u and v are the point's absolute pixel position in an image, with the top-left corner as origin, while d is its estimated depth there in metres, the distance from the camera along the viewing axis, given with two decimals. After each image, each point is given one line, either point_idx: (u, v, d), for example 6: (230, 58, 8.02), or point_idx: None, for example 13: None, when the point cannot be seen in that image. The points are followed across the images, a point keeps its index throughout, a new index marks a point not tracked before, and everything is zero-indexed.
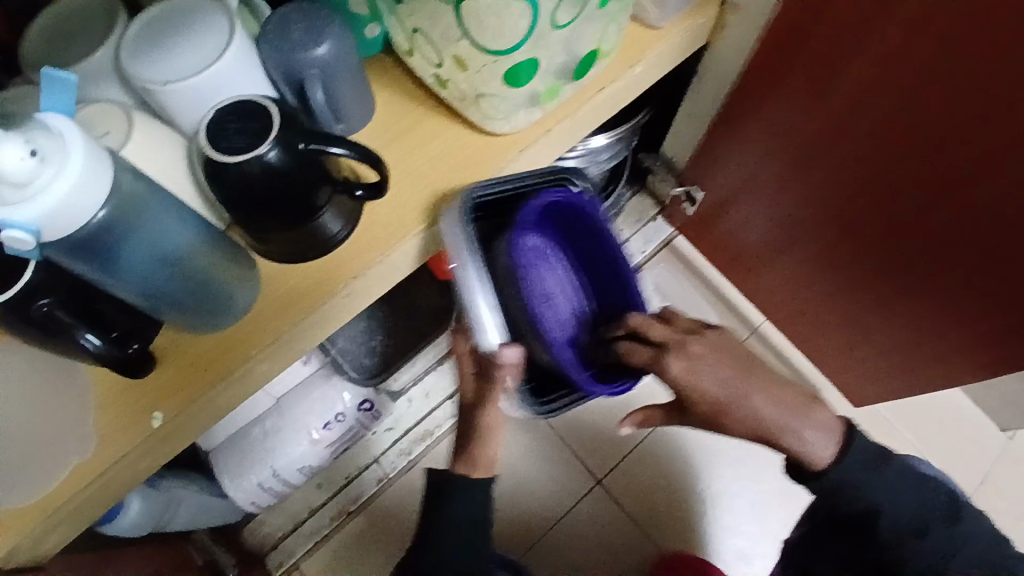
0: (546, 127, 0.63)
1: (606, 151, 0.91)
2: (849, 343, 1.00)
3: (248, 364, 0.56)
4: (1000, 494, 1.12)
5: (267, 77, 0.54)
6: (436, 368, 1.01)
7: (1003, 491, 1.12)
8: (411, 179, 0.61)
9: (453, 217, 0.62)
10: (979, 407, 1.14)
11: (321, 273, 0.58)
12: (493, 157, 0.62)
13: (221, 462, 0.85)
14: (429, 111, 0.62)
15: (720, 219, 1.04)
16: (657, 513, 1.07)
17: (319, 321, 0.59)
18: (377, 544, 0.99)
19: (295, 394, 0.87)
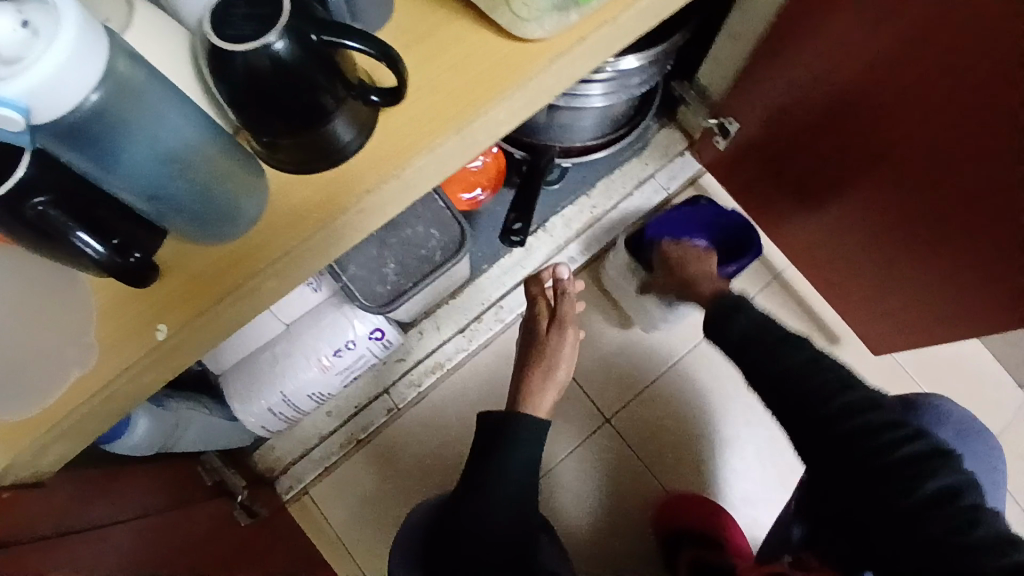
0: (583, 34, 0.57)
1: (637, 74, 0.85)
2: (878, 293, 0.96)
3: (258, 278, 0.53)
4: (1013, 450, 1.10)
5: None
6: (449, 302, 0.99)
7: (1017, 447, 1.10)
8: (431, 85, 0.56)
9: (477, 133, 0.57)
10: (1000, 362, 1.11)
11: (333, 187, 0.54)
12: (520, 65, 0.57)
13: (230, 386, 0.86)
14: (453, 10, 0.57)
15: (752, 157, 0.98)
16: (666, 454, 1.07)
17: (329, 239, 0.55)
18: (385, 472, 0.99)
19: (307, 320, 0.86)
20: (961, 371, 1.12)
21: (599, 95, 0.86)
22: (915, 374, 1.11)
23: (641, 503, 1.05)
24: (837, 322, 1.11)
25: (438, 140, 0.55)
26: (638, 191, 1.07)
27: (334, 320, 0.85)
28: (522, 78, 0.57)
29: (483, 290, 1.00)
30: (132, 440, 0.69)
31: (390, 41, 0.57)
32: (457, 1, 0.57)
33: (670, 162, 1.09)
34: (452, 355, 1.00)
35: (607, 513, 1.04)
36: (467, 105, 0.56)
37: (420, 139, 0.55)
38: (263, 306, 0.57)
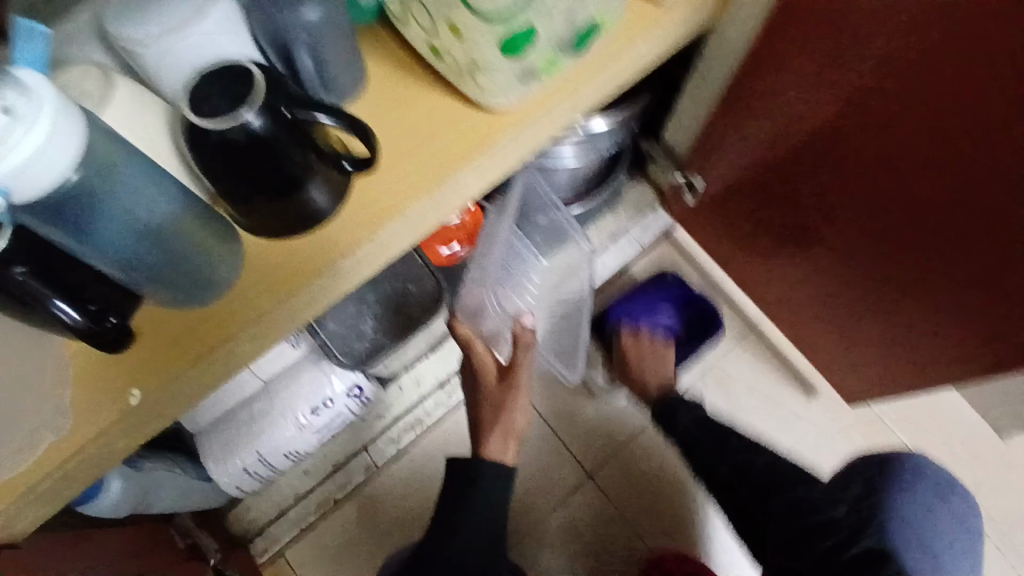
0: (544, 106, 0.61)
1: (606, 138, 0.92)
2: (846, 341, 0.98)
3: (232, 340, 0.54)
4: (996, 494, 1.10)
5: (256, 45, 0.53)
6: (428, 356, 0.99)
7: (999, 491, 1.10)
8: (401, 152, 0.59)
9: (445, 198, 0.60)
10: (974, 405, 1.13)
11: (307, 250, 0.56)
12: (485, 134, 0.60)
13: (206, 446, 0.86)
14: (421, 83, 0.61)
15: (720, 211, 1.02)
16: (648, 507, 1.06)
17: (303, 301, 0.57)
18: (365, 532, 0.97)
19: (285, 377, 0.87)
20: (938, 415, 1.13)
21: (567, 152, 0.92)
22: (891, 420, 1.13)
23: (626, 556, 1.04)
24: (813, 371, 1.13)
25: (408, 206, 0.58)
26: (612, 245, 1.12)
27: (310, 377, 0.86)
28: (488, 147, 0.60)
29: None
30: (103, 504, 0.69)
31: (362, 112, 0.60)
32: (426, 75, 0.61)
33: (643, 217, 1.13)
34: (431, 410, 1.00)
35: (592, 570, 1.03)
36: (437, 172, 0.59)
37: (391, 204, 0.58)
38: (238, 368, 0.58)
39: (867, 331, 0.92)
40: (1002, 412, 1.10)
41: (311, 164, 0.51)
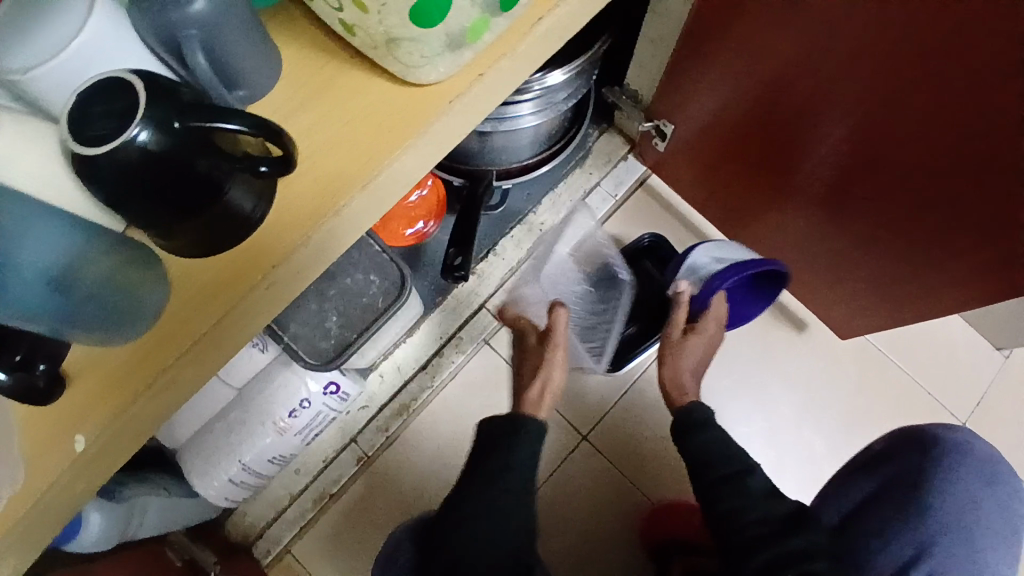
0: (481, 72, 0.55)
1: (562, 89, 0.83)
2: (837, 279, 0.95)
3: (171, 370, 0.50)
4: (1001, 417, 1.09)
5: (148, 48, 0.47)
6: (407, 340, 0.96)
7: (1005, 413, 1.09)
8: (329, 144, 0.53)
9: (383, 188, 0.55)
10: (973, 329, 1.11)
11: (239, 263, 0.52)
12: (419, 112, 0.55)
13: (189, 461, 0.84)
14: (344, 63, 0.55)
15: (695, 156, 0.96)
16: (646, 463, 1.05)
17: (244, 317, 0.53)
18: (365, 523, 0.96)
19: (257, 384, 0.84)
20: (936, 342, 1.11)
21: (527, 112, 0.83)
22: (890, 352, 1.10)
23: (628, 515, 1.04)
24: (801, 307, 1.11)
25: (343, 203, 0.53)
26: (586, 201, 1.05)
27: (284, 381, 0.83)
28: (425, 125, 0.55)
29: (441, 323, 0.98)
30: (86, 538, 0.66)
31: (282, 102, 0.54)
32: (349, 53, 0.56)
33: (614, 168, 1.07)
34: (417, 394, 0.97)
35: (598, 532, 1.03)
36: (369, 160, 0.53)
37: (323, 201, 0.52)
38: (186, 394, 0.54)
39: (856, 265, 0.88)
40: (1001, 330, 1.08)
41: (220, 171, 0.46)
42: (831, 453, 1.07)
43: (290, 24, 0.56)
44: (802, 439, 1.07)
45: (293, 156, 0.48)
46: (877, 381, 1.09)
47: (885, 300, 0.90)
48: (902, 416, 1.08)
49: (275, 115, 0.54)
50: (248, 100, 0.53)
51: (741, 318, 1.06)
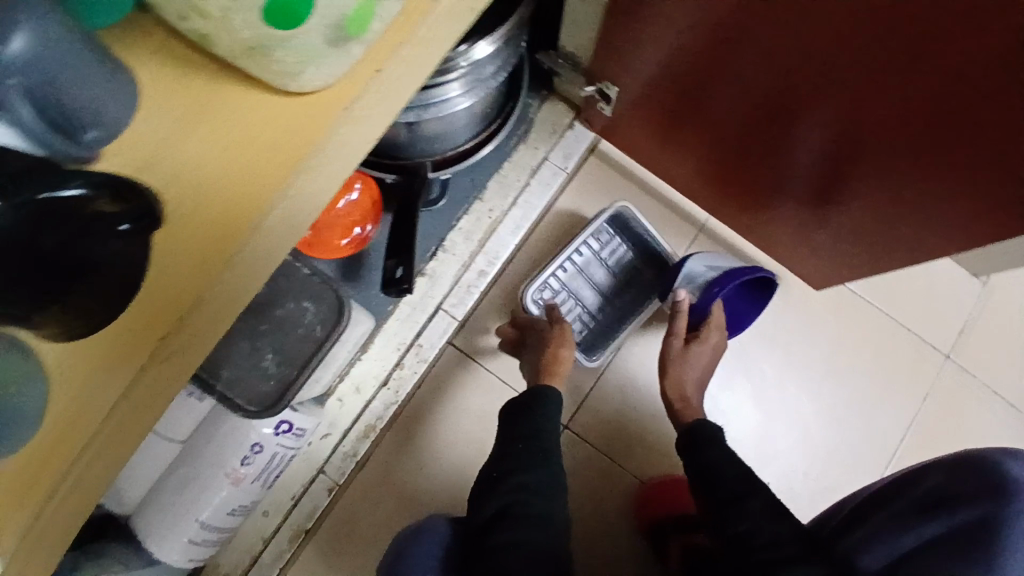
0: (378, 65, 0.46)
1: (490, 61, 0.73)
2: (806, 231, 0.91)
3: (71, 476, 0.43)
4: (979, 344, 1.09)
5: None
6: (363, 357, 0.90)
7: (982, 341, 1.09)
8: (207, 179, 0.44)
9: (284, 223, 0.46)
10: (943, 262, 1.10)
11: (125, 339, 0.43)
12: (309, 123, 0.45)
13: (143, 527, 0.77)
14: (212, 78, 0.46)
15: (646, 117, 0.90)
16: (632, 444, 1.01)
17: (145, 398, 0.45)
18: (347, 555, 0.90)
19: (202, 435, 0.76)
20: (909, 279, 1.10)
21: (456, 93, 0.73)
22: (865, 296, 1.09)
23: (621, 499, 1.00)
24: (771, 260, 1.07)
25: (236, 247, 0.44)
26: (535, 178, 0.99)
27: (230, 429, 0.75)
28: (319, 140, 0.45)
29: (397, 333, 0.92)
30: None
31: (145, 136, 0.45)
32: (221, 67, 0.46)
33: (560, 139, 1.01)
34: (382, 413, 0.92)
35: (595, 522, 0.99)
36: (258, 194, 0.44)
37: (213, 252, 0.44)
38: (103, 492, 0.47)
39: (827, 214, 0.83)
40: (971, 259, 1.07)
41: (74, 244, 0.39)
42: (815, 403, 1.06)
43: (144, 39, 0.47)
44: (786, 393, 1.06)
45: (160, 215, 0.43)
46: (853, 325, 1.08)
47: (860, 247, 0.86)
48: (881, 356, 1.08)
49: (139, 153, 0.44)
50: (104, 141, 0.44)
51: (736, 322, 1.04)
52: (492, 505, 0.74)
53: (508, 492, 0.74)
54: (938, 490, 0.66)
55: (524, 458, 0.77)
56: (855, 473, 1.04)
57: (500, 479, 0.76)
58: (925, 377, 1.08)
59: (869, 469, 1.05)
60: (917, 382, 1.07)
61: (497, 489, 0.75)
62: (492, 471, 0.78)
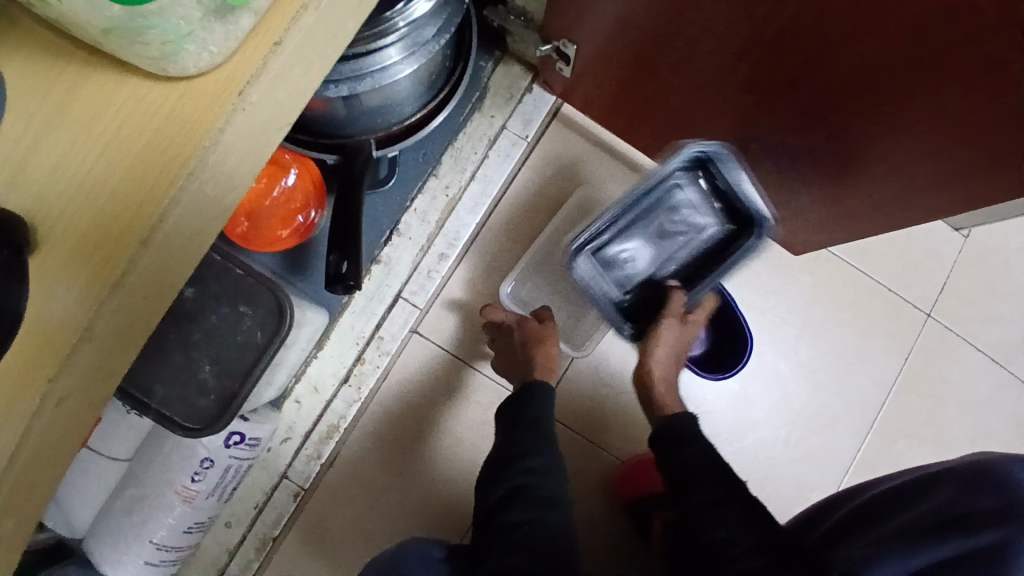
0: (275, 38, 0.39)
1: (429, 22, 0.64)
2: (781, 196, 0.86)
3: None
4: (961, 301, 1.06)
5: None
6: (318, 356, 0.86)
7: (964, 297, 1.06)
8: (77, 192, 0.37)
9: (184, 236, 0.40)
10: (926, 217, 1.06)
11: (2, 386, 0.37)
12: (193, 113, 0.38)
13: (95, 552, 0.72)
14: (76, 67, 0.38)
15: (608, 78, 0.83)
16: (605, 425, 1.00)
17: (44, 449, 0.39)
18: (321, 556, 0.89)
19: (148, 453, 0.72)
20: (891, 238, 1.06)
21: (393, 60, 0.64)
22: (846, 258, 1.05)
23: (600, 478, 0.99)
24: None
25: (123, 270, 0.37)
26: (493, 150, 0.93)
27: (176, 444, 0.70)
28: (208, 135, 0.38)
29: (354, 328, 0.87)
30: None
31: (7, 143, 0.37)
32: (90, 52, 0.39)
33: (519, 104, 0.93)
34: (345, 412, 0.88)
35: (574, 504, 0.98)
36: (138, 204, 0.37)
37: (94, 277, 0.37)
38: (16, 550, 0.41)
39: (805, 176, 0.78)
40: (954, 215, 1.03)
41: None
42: (795, 370, 1.04)
43: (2, 27, 0.39)
44: (767, 362, 1.04)
45: (32, 243, 0.36)
46: (835, 289, 1.05)
47: (839, 211, 0.81)
48: (863, 319, 1.05)
49: (3, 165, 0.37)
50: None
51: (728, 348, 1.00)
52: (498, 490, 0.71)
53: (519, 474, 0.71)
54: (945, 509, 0.58)
55: (531, 442, 0.74)
56: (837, 438, 1.03)
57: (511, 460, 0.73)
58: (907, 337, 1.05)
59: (850, 432, 1.03)
60: (898, 342, 1.05)
61: (506, 472, 0.72)
62: (501, 454, 0.74)
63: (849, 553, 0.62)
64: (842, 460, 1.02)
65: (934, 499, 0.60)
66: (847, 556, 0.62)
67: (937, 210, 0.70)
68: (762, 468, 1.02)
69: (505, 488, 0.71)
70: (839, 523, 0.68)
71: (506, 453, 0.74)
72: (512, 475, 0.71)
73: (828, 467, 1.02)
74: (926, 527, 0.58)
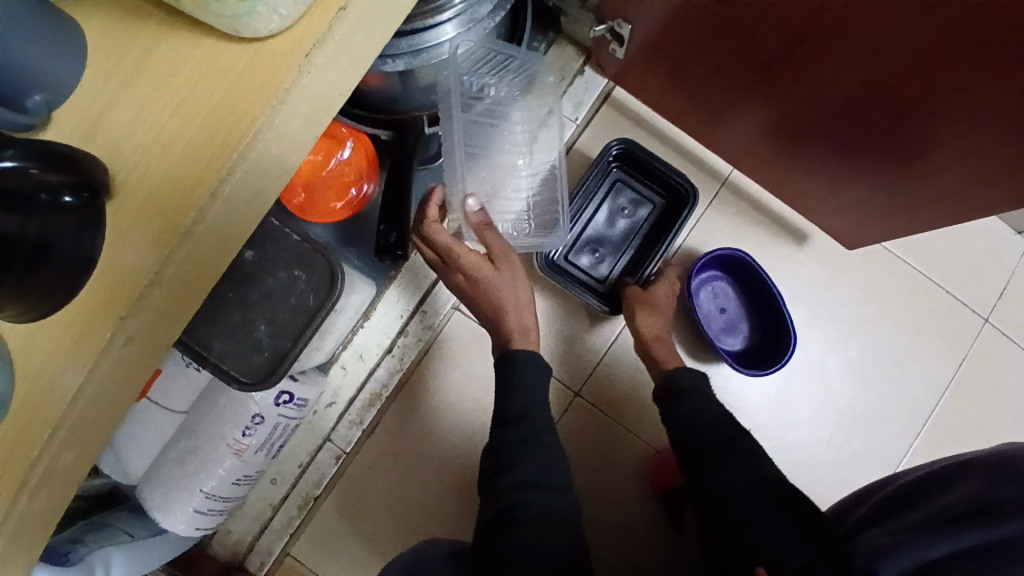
0: (341, 3, 0.40)
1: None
2: (836, 185, 0.84)
3: (42, 464, 0.41)
4: None
5: None
6: (364, 326, 0.90)
7: None
8: (153, 145, 0.40)
9: (249, 192, 0.42)
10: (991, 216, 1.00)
11: (80, 321, 0.40)
12: (266, 75, 0.40)
13: (149, 497, 0.77)
14: (157, 28, 0.41)
15: (659, 59, 0.82)
16: (643, 414, 1.00)
17: (111, 386, 0.42)
18: (357, 519, 0.93)
19: (201, 407, 0.76)
20: (952, 237, 1.01)
21: (449, 37, 0.66)
22: (902, 255, 1.01)
23: (633, 464, 0.99)
24: (799, 217, 1.01)
25: (194, 218, 0.40)
26: (544, 132, 0.92)
27: (229, 400, 0.74)
28: (276, 95, 0.40)
29: (399, 300, 0.90)
30: None
31: (90, 96, 0.40)
32: (168, 14, 0.41)
33: (570, 86, 0.96)
34: (387, 381, 0.92)
35: (608, 486, 0.99)
36: (209, 159, 0.39)
37: (165, 226, 0.40)
38: (80, 478, 0.45)
39: (863, 166, 0.76)
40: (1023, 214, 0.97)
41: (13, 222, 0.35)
42: (843, 369, 1.00)
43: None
44: (812, 358, 1.01)
45: (109, 189, 0.39)
46: (888, 285, 1.01)
47: (897, 201, 0.78)
48: (917, 319, 1.01)
49: (83, 118, 0.40)
50: (50, 108, 0.40)
51: (769, 342, 0.99)
52: (491, 509, 0.70)
53: (510, 491, 0.69)
54: (979, 496, 0.56)
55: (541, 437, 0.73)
56: (883, 441, 0.99)
57: (495, 476, 0.71)
58: (962, 340, 1.00)
59: (897, 436, 0.99)
60: (954, 345, 1.00)
61: (497, 488, 0.71)
62: (490, 466, 0.73)
63: (870, 542, 0.61)
64: (886, 463, 0.99)
65: (961, 489, 0.58)
66: (870, 544, 0.61)
67: (1004, 204, 0.67)
68: (802, 465, 0.99)
69: (495, 509, 0.69)
70: (866, 516, 0.67)
71: (495, 464, 0.72)
72: (503, 493, 0.70)
73: (872, 469, 0.99)
74: (949, 518, 0.56)
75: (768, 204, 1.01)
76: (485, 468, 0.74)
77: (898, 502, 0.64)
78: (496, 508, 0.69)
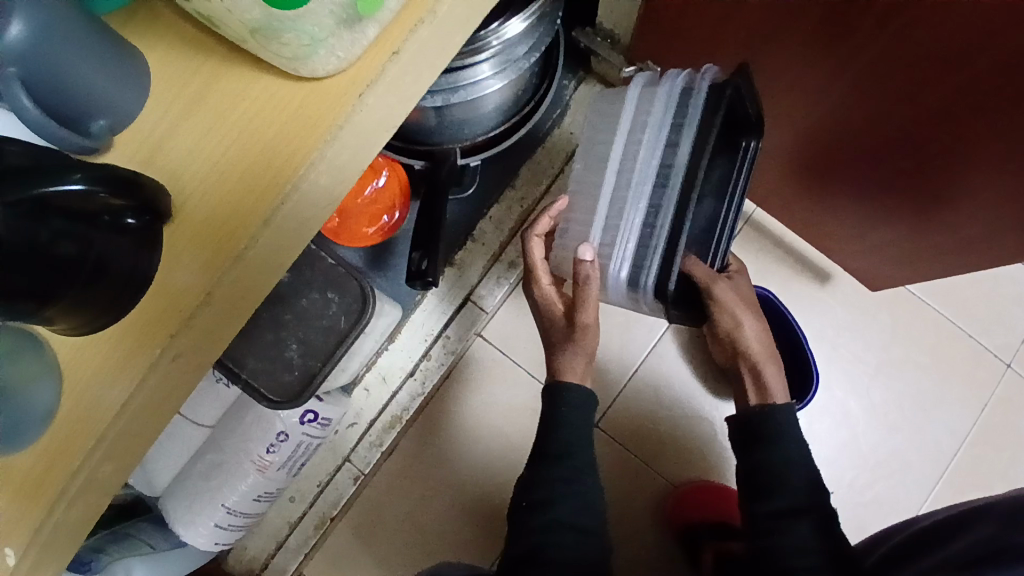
0: (394, 47, 0.43)
1: (522, 41, 0.68)
2: (860, 227, 0.84)
3: (83, 474, 0.42)
4: None
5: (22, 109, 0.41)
6: (388, 348, 0.92)
7: None
8: (209, 172, 0.42)
9: (297, 219, 0.44)
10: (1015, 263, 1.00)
11: (131, 336, 0.42)
12: (319, 111, 0.43)
13: (171, 510, 0.78)
14: (219, 63, 0.44)
15: None
16: (661, 448, 1.00)
17: (155, 401, 0.43)
18: (372, 541, 0.93)
19: (228, 422, 0.78)
20: (976, 282, 1.01)
21: (485, 75, 0.69)
22: (925, 298, 1.01)
23: (650, 498, 0.99)
24: (823, 257, 1.01)
25: (245, 243, 0.42)
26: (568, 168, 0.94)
27: (256, 416, 0.76)
28: (329, 130, 0.43)
29: (424, 324, 0.92)
30: None
31: (153, 125, 0.43)
32: (231, 49, 0.44)
33: None
34: (408, 404, 0.93)
35: (624, 521, 0.98)
36: (262, 189, 0.42)
37: (218, 250, 0.42)
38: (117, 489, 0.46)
39: (888, 209, 0.77)
40: None
41: (81, 240, 0.37)
42: (864, 411, 1.00)
43: (153, 24, 0.45)
44: (832, 398, 1.00)
45: (169, 213, 0.41)
46: (911, 328, 1.01)
47: (920, 245, 0.79)
48: (940, 363, 1.00)
49: (145, 145, 0.43)
50: (113, 131, 0.43)
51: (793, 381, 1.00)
52: (519, 547, 0.72)
53: (536, 534, 0.71)
54: (996, 539, 0.56)
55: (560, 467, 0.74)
56: (905, 486, 0.98)
57: (530, 510, 0.73)
58: (986, 386, 0.99)
59: (920, 482, 0.98)
60: (978, 390, 0.99)
61: (527, 526, 0.72)
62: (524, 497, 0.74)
63: None
64: (908, 509, 0.97)
65: (974, 534, 0.59)
66: None
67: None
68: None
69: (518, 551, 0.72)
70: (884, 558, 0.68)
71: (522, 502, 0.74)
72: (534, 528, 0.72)
73: (894, 515, 0.97)
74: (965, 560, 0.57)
75: (792, 243, 1.02)
76: (519, 501, 0.75)
77: (917, 546, 0.64)
78: (521, 549, 0.71)
